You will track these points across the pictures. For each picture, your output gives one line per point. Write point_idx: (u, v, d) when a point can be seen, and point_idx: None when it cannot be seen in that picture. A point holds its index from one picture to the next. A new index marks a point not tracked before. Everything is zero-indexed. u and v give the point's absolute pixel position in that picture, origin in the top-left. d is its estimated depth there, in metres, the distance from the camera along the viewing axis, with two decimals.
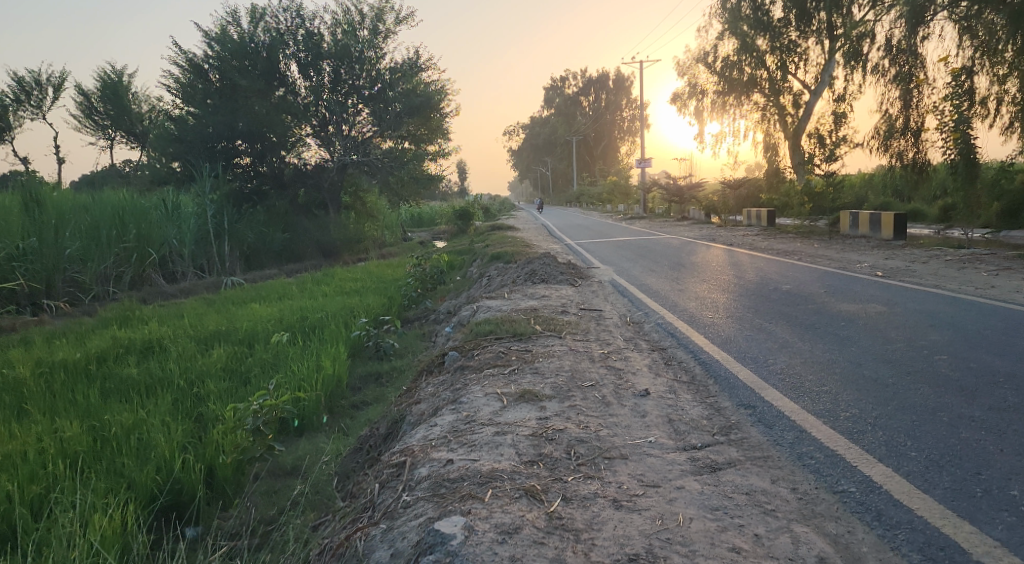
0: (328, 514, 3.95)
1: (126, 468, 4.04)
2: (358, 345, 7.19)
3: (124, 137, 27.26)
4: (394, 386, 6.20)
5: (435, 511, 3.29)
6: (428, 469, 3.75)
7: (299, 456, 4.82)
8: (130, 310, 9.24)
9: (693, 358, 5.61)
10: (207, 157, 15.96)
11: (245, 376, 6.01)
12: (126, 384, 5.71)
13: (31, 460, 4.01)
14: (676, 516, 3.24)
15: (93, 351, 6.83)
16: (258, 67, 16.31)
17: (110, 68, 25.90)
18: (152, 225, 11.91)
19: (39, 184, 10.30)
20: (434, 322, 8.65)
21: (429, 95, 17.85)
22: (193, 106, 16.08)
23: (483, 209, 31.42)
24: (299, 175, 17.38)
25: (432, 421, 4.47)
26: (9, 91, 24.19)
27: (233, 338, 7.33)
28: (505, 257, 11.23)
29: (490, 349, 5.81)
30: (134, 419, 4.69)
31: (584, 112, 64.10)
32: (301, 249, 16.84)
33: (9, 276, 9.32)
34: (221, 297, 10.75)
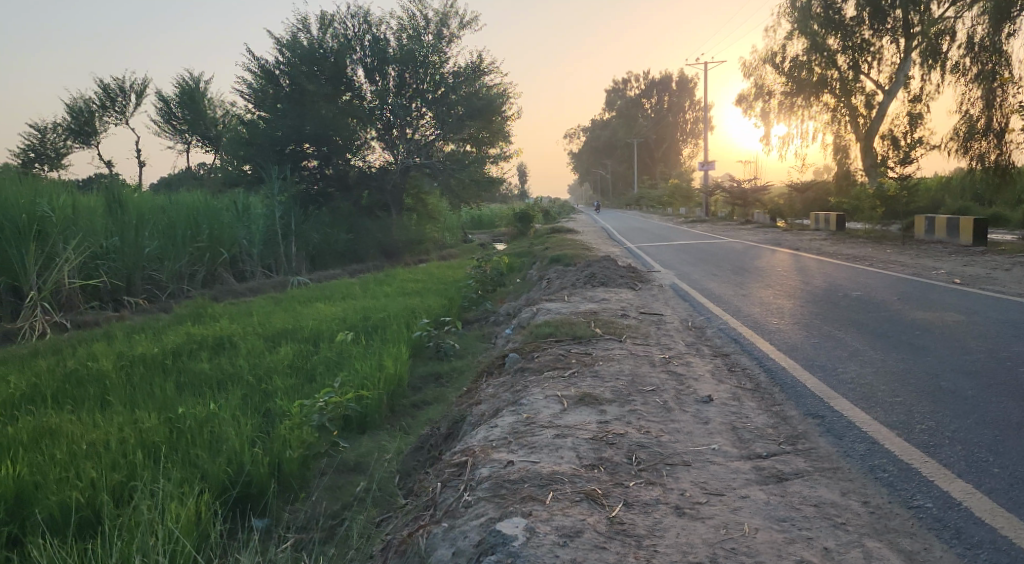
0: (391, 512, 4.01)
1: (200, 460, 4.20)
2: (419, 345, 7.28)
3: (200, 142, 28.25)
4: (455, 387, 6.26)
5: (496, 512, 3.31)
6: (489, 469, 3.78)
7: (362, 452, 4.91)
8: (203, 307, 9.57)
9: (758, 365, 5.50)
10: (276, 160, 16.46)
11: (311, 373, 6.16)
12: (200, 379, 5.92)
13: (113, 448, 4.19)
14: (741, 526, 3.19)
15: (169, 346, 7.10)
16: (326, 73, 16.68)
17: (188, 75, 26.96)
18: (223, 227, 12.35)
19: (122, 186, 10.77)
20: (494, 323, 8.70)
21: (491, 98, 17.96)
22: (264, 110, 16.67)
23: (543, 211, 31.48)
24: (363, 177, 17.66)
25: (493, 422, 4.49)
26: (96, 97, 25.39)
27: (299, 336, 7.52)
28: (565, 260, 11.24)
29: (550, 351, 5.81)
30: (207, 413, 4.87)
31: (646, 114, 63.56)
32: (364, 251, 17.12)
33: (94, 274, 9.74)
34: (288, 296, 11.05)
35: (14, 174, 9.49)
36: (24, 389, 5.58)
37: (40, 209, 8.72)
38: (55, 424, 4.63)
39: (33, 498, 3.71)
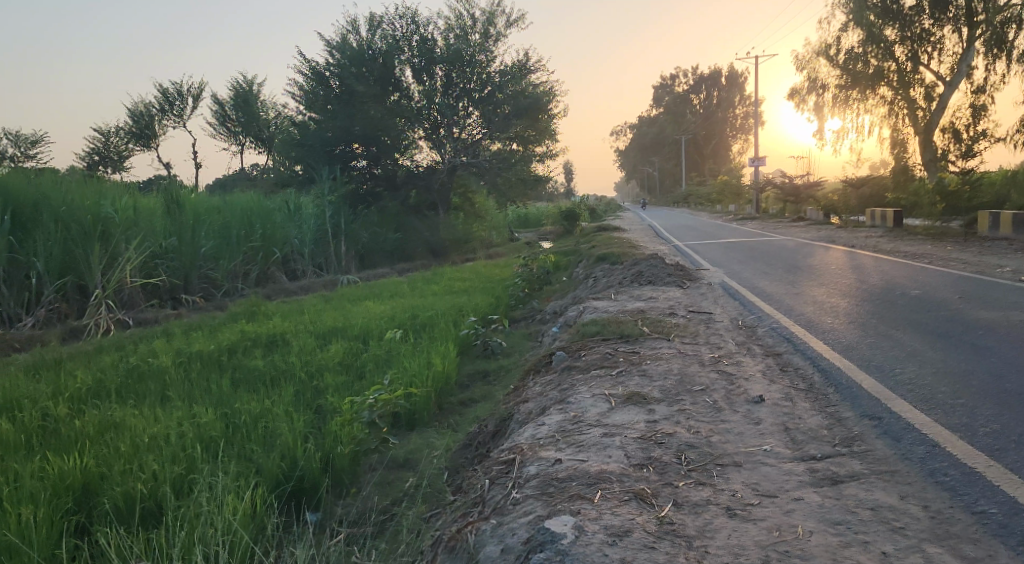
0: (439, 508, 4.05)
1: (255, 454, 4.31)
2: (466, 343, 7.32)
3: (254, 143, 28.89)
4: (502, 385, 6.28)
5: (544, 509, 3.32)
6: (536, 467, 3.78)
7: (411, 449, 4.96)
8: (256, 305, 9.78)
9: (811, 365, 5.38)
10: (326, 161, 16.78)
11: (360, 371, 6.25)
12: (255, 375, 6.06)
13: (173, 442, 4.32)
14: (794, 528, 3.13)
15: (224, 343, 7.29)
16: (375, 73, 16.88)
17: (242, 78, 27.60)
18: (275, 226, 12.62)
19: (180, 188, 11.09)
20: (540, 322, 8.70)
21: (538, 97, 17.93)
22: (315, 111, 16.96)
23: (589, 208, 31.37)
24: (411, 177, 17.82)
25: (540, 420, 4.50)
26: (155, 101, 26.16)
27: (349, 334, 7.64)
28: (611, 258, 11.17)
29: (597, 350, 5.78)
30: (261, 409, 4.98)
31: (694, 110, 62.74)
32: (412, 249, 17.28)
33: (154, 273, 10.06)
34: (338, 295, 11.24)
35: (79, 177, 9.85)
36: (89, 383, 5.78)
37: (103, 211, 9.00)
38: (118, 418, 4.79)
39: (99, 488, 3.84)
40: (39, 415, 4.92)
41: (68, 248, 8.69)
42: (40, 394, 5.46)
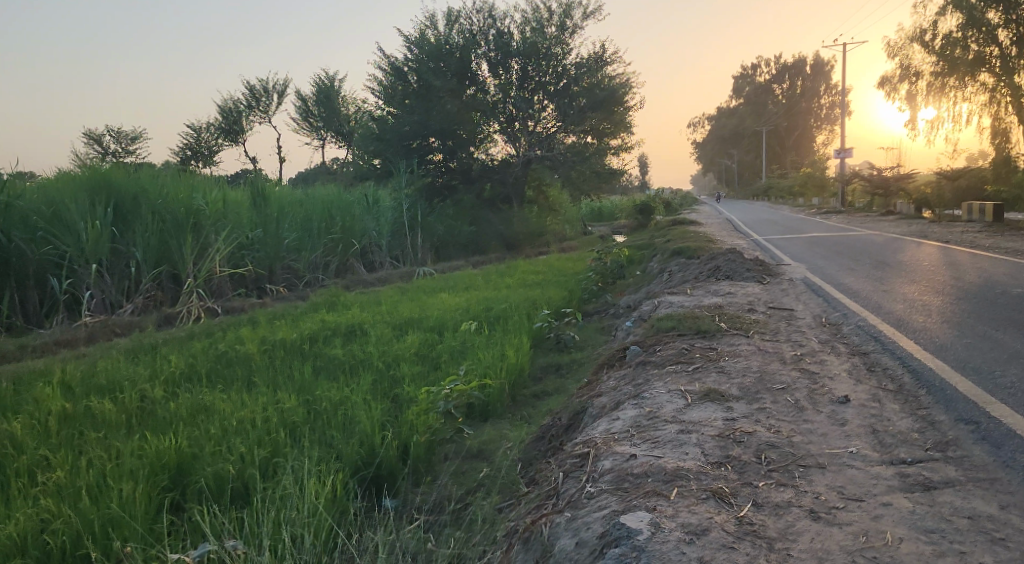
0: (513, 499, 4.07)
1: (335, 440, 4.44)
2: (539, 336, 7.34)
3: (334, 137, 29.65)
4: (575, 378, 6.26)
5: (619, 504, 3.30)
6: (611, 462, 3.76)
7: (485, 439, 5.02)
8: (336, 295, 10.04)
9: (901, 365, 5.16)
10: (404, 154, 17.06)
11: (435, 361, 6.34)
12: (335, 363, 6.23)
13: (259, 426, 4.49)
14: (883, 534, 3.02)
15: (306, 331, 7.52)
16: (452, 68, 17.05)
17: (324, 74, 28.37)
18: (355, 218, 12.94)
19: (265, 183, 11.49)
20: (614, 316, 8.63)
21: (614, 89, 17.75)
22: (394, 106, 17.27)
23: (665, 202, 30.87)
24: (486, 170, 17.93)
25: (614, 414, 4.47)
26: (243, 98, 27.15)
27: (425, 325, 7.77)
28: (687, 252, 10.96)
29: (673, 345, 5.70)
30: (340, 397, 5.13)
31: (776, 100, 60.88)
32: (487, 242, 17.39)
33: (241, 263, 10.46)
34: (414, 286, 11.42)
35: (173, 171, 10.34)
36: (182, 368, 6.06)
37: (195, 204, 9.41)
38: (208, 401, 5.00)
39: (192, 468, 4.01)
40: (137, 397, 5.19)
41: (163, 239, 9.12)
42: (137, 377, 5.75)
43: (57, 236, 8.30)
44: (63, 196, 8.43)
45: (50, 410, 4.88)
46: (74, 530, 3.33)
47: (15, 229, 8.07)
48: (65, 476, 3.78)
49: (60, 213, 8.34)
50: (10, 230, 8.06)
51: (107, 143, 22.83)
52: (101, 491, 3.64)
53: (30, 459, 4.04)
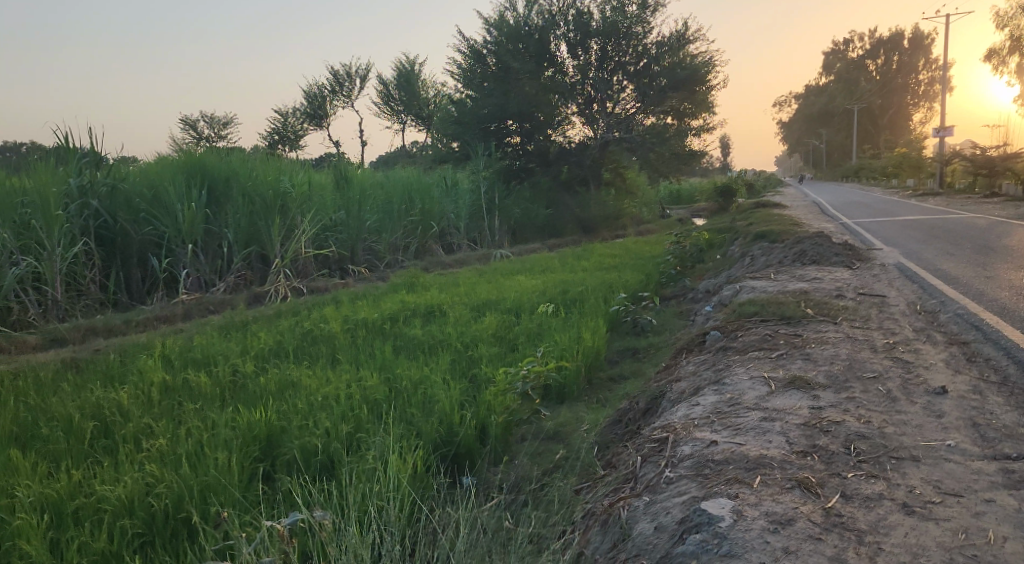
0: (589, 481, 4.06)
1: (415, 418, 4.54)
2: (616, 319, 7.28)
3: (414, 121, 30.02)
4: (652, 363, 6.20)
5: (699, 491, 3.25)
6: (690, 448, 3.70)
7: (562, 421, 5.02)
8: (415, 277, 10.20)
9: (1005, 356, 4.89)
10: (482, 137, 17.14)
11: (512, 343, 6.37)
12: (414, 343, 6.35)
13: (343, 402, 4.62)
14: (984, 533, 2.89)
15: (387, 312, 7.68)
16: (531, 50, 17.03)
17: (405, 58, 28.75)
18: (434, 201, 13.12)
19: (348, 166, 11.77)
20: (692, 300, 8.48)
21: (696, 68, 17.29)
22: (472, 89, 17.36)
23: (748, 183, 30.01)
24: (563, 153, 17.81)
25: (694, 400, 4.39)
26: (327, 83, 27.81)
27: (502, 306, 7.82)
28: (770, 235, 10.63)
29: (755, 331, 5.55)
30: (420, 375, 5.23)
31: (870, 77, 58.12)
32: (563, 225, 17.33)
33: (325, 245, 10.77)
34: (491, 268, 11.49)
35: (262, 155, 10.72)
36: (271, 344, 6.30)
37: (283, 186, 9.72)
38: (295, 377, 5.17)
39: (281, 440, 4.17)
40: (229, 371, 5.42)
41: (252, 221, 9.45)
42: (230, 352, 6.00)
43: (157, 218, 8.73)
44: (163, 180, 8.85)
45: (151, 381, 5.15)
46: (175, 494, 3.51)
47: (120, 211, 8.54)
48: (167, 444, 4.00)
49: (159, 195, 8.76)
50: (115, 212, 8.53)
51: (200, 128, 23.78)
52: (199, 460, 3.83)
53: (135, 426, 4.29)
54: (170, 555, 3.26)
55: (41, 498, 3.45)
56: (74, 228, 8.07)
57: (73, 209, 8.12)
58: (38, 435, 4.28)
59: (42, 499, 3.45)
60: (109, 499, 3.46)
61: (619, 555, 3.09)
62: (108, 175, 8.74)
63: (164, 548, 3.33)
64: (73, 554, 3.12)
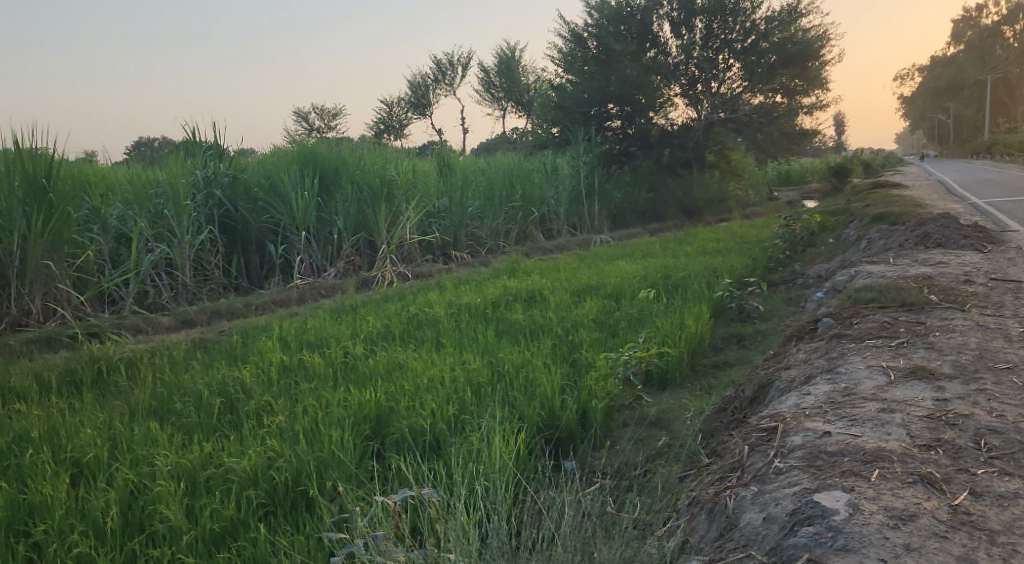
0: (694, 469, 4.01)
1: (518, 401, 4.60)
2: (720, 305, 7.10)
3: (515, 107, 30.16)
4: (759, 350, 6.03)
5: (812, 483, 3.14)
6: (801, 438, 3.58)
7: (665, 408, 4.95)
8: (516, 262, 10.26)
9: None
10: (582, 122, 17.04)
11: (613, 329, 6.35)
12: (515, 327, 6.42)
13: (448, 384, 4.74)
14: None
15: (490, 296, 7.78)
16: (633, 31, 16.78)
17: (506, 45, 28.91)
18: (534, 187, 13.19)
19: (451, 153, 11.96)
20: (802, 286, 8.17)
21: (808, 42, 16.49)
22: (573, 73, 17.30)
23: (865, 162, 28.45)
24: (665, 135, 17.43)
25: (805, 389, 4.24)
26: (430, 72, 28.36)
27: (603, 291, 7.79)
28: (889, 217, 10.06)
29: (873, 318, 5.29)
30: (521, 359, 5.29)
31: (1005, 46, 53.77)
32: (664, 210, 17.02)
33: (429, 230, 11.01)
34: (592, 253, 11.44)
35: (369, 144, 11.06)
36: (380, 327, 6.52)
37: (388, 174, 10.02)
38: (402, 359, 5.33)
39: (389, 419, 4.33)
40: (340, 352, 5.65)
41: (360, 208, 9.77)
42: (340, 335, 6.24)
43: (274, 206, 9.17)
44: (279, 170, 9.32)
45: (271, 361, 5.44)
46: (295, 468, 3.71)
47: (240, 200, 9.02)
48: (286, 421, 4.22)
49: (275, 185, 9.19)
50: (236, 201, 9.02)
51: (312, 119, 24.74)
52: (315, 436, 4.02)
53: (257, 403, 4.55)
54: (291, 524, 3.44)
55: (177, 467, 3.71)
56: (201, 217, 8.60)
57: (199, 199, 8.67)
58: (172, 410, 4.60)
59: (178, 468, 3.71)
60: (235, 472, 3.68)
61: (726, 545, 3.04)
62: (230, 166, 9.26)
63: (287, 518, 3.52)
64: (207, 520, 3.34)
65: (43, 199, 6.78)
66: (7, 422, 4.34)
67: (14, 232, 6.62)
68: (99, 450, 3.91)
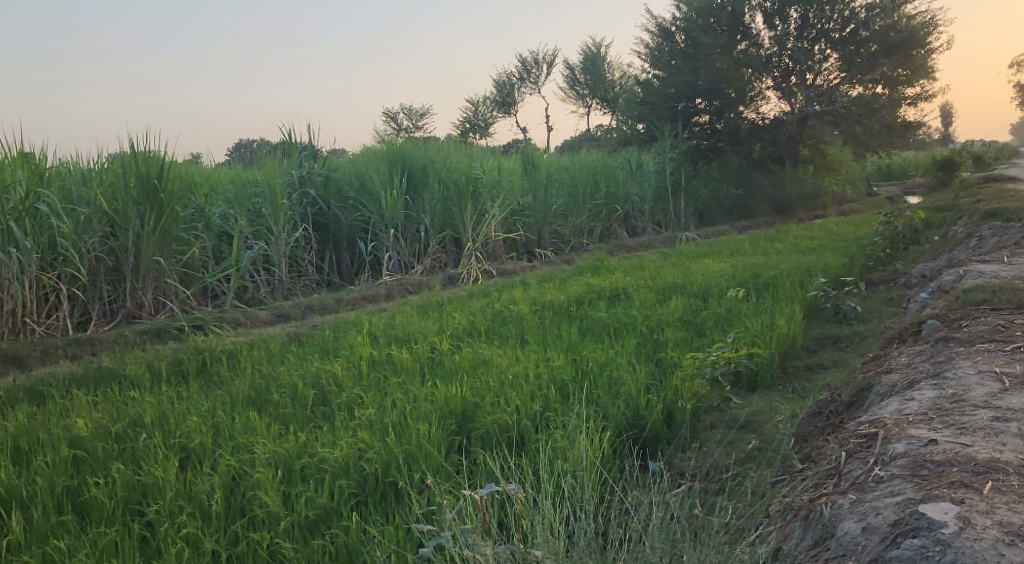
0: (787, 474, 3.87)
1: (602, 400, 4.57)
2: (815, 306, 6.84)
3: (600, 104, 29.97)
4: (857, 352, 5.79)
5: (917, 493, 2.99)
6: (905, 445, 3.40)
7: (756, 410, 4.81)
8: (600, 259, 10.17)
9: None
10: (669, 117, 16.76)
11: (700, 328, 6.22)
12: (599, 325, 6.37)
13: (532, 381, 4.75)
14: None
15: (573, 294, 7.75)
16: (723, 23, 16.43)
17: (592, 41, 28.80)
18: (619, 184, 13.07)
19: (535, 151, 12.00)
20: (904, 286, 7.79)
21: (912, 29, 15.68)
22: (660, 68, 17.07)
23: (975, 155, 26.79)
24: (756, 130, 16.94)
25: (909, 394, 4.03)
26: (516, 70, 28.52)
27: (689, 289, 7.64)
28: (1002, 212, 9.45)
29: (985, 320, 4.98)
30: (605, 357, 5.24)
31: None
32: (755, 207, 16.54)
33: (513, 228, 11.06)
34: (677, 251, 11.23)
35: (454, 143, 11.22)
36: (465, 323, 6.60)
37: (473, 172, 10.14)
38: (487, 354, 5.37)
39: (475, 415, 4.37)
40: (427, 348, 5.74)
41: (446, 206, 9.92)
42: (427, 330, 6.35)
43: (364, 205, 9.42)
44: (369, 170, 9.63)
45: (361, 355, 5.58)
46: (384, 460, 3.80)
47: (332, 199, 9.32)
48: (375, 414, 4.32)
49: (365, 183, 9.46)
50: (329, 200, 9.32)
51: (400, 119, 25.27)
52: (403, 429, 4.10)
53: (348, 395, 4.67)
54: (381, 514, 3.52)
55: (274, 455, 3.85)
56: (295, 215, 8.92)
57: (294, 197, 9.01)
58: (269, 400, 4.78)
59: (276, 456, 3.85)
60: (328, 461, 3.79)
61: (823, 555, 2.93)
62: (322, 165, 9.58)
63: (377, 508, 3.60)
64: (302, 507, 3.46)
65: (154, 198, 7.14)
66: (122, 408, 4.61)
67: (129, 231, 7.07)
68: (204, 437, 4.09)
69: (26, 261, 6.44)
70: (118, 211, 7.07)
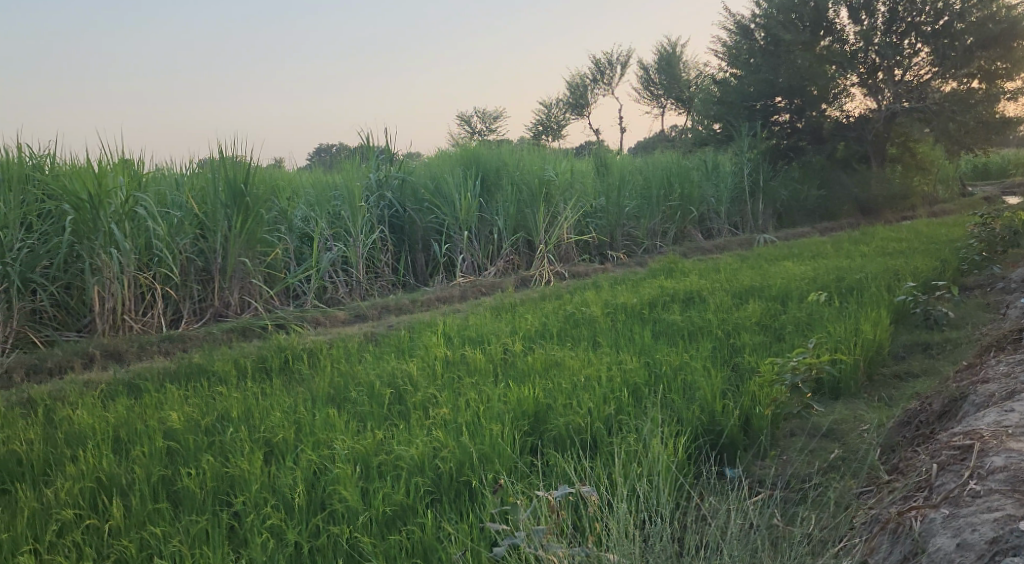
0: (873, 485, 3.72)
1: (676, 404, 4.50)
2: (903, 311, 6.56)
3: (675, 105, 29.57)
4: (950, 360, 5.53)
5: (1018, 509, 2.83)
6: (1004, 459, 3.22)
7: (839, 418, 4.65)
8: (674, 262, 10.04)
9: None
10: (746, 117, 16.38)
11: (779, 333, 6.05)
12: (673, 328, 6.26)
13: (605, 384, 4.71)
14: None
15: (647, 296, 7.66)
16: (806, 19, 15.96)
17: (667, 41, 28.49)
18: (693, 185, 12.87)
19: (607, 153, 11.95)
20: (1002, 291, 7.39)
21: (1013, 20, 14.88)
22: (738, 66, 16.73)
23: None
24: (839, 128, 16.37)
25: (1007, 405, 3.82)
26: (589, 72, 28.43)
27: (766, 293, 7.44)
28: None
29: None
30: (679, 360, 5.16)
31: None
32: (838, 208, 16.00)
33: (586, 230, 11.02)
34: (755, 253, 10.96)
35: (527, 145, 11.26)
36: (538, 324, 6.61)
37: (546, 174, 10.16)
38: (559, 356, 5.36)
39: (547, 417, 4.36)
40: (500, 349, 5.77)
41: (519, 208, 9.97)
42: (500, 331, 6.39)
43: (438, 206, 9.55)
44: (444, 173, 9.75)
45: (435, 355, 5.65)
46: (459, 459, 3.84)
47: (408, 201, 9.48)
48: (449, 413, 4.37)
49: (440, 186, 9.58)
50: (405, 202, 9.48)
51: (474, 122, 25.50)
52: (477, 429, 4.14)
53: (423, 395, 4.73)
54: (456, 512, 3.55)
55: (353, 451, 3.94)
56: (373, 217, 9.11)
57: (372, 199, 9.21)
58: (348, 398, 4.89)
59: (354, 452, 3.94)
60: (405, 459, 3.85)
61: None
62: (398, 168, 9.76)
63: (452, 505, 3.64)
64: (379, 502, 3.53)
65: (241, 202, 7.44)
66: (211, 402, 4.80)
67: (217, 233, 7.37)
68: (286, 432, 4.22)
69: (125, 261, 6.77)
70: (208, 214, 7.41)
